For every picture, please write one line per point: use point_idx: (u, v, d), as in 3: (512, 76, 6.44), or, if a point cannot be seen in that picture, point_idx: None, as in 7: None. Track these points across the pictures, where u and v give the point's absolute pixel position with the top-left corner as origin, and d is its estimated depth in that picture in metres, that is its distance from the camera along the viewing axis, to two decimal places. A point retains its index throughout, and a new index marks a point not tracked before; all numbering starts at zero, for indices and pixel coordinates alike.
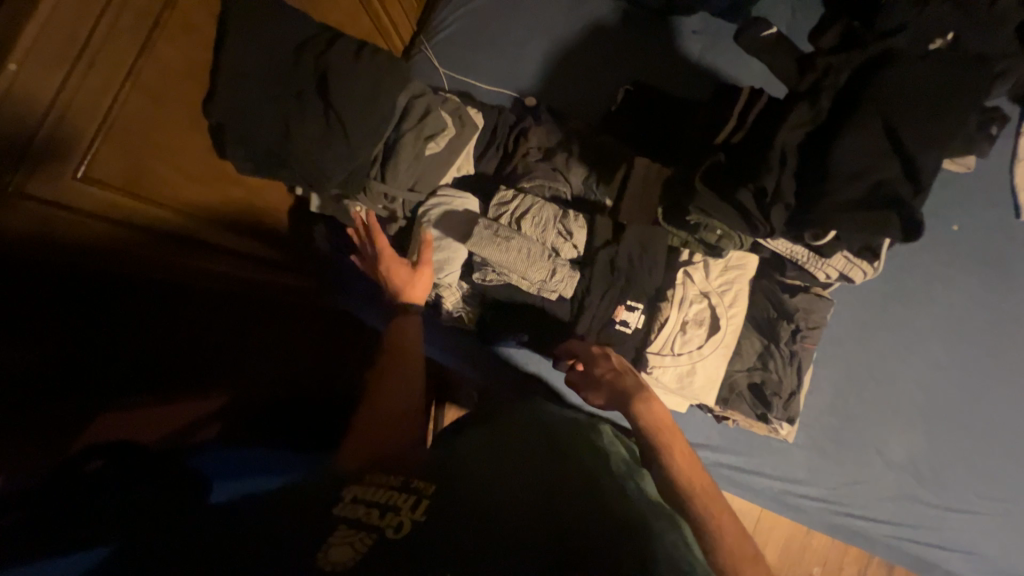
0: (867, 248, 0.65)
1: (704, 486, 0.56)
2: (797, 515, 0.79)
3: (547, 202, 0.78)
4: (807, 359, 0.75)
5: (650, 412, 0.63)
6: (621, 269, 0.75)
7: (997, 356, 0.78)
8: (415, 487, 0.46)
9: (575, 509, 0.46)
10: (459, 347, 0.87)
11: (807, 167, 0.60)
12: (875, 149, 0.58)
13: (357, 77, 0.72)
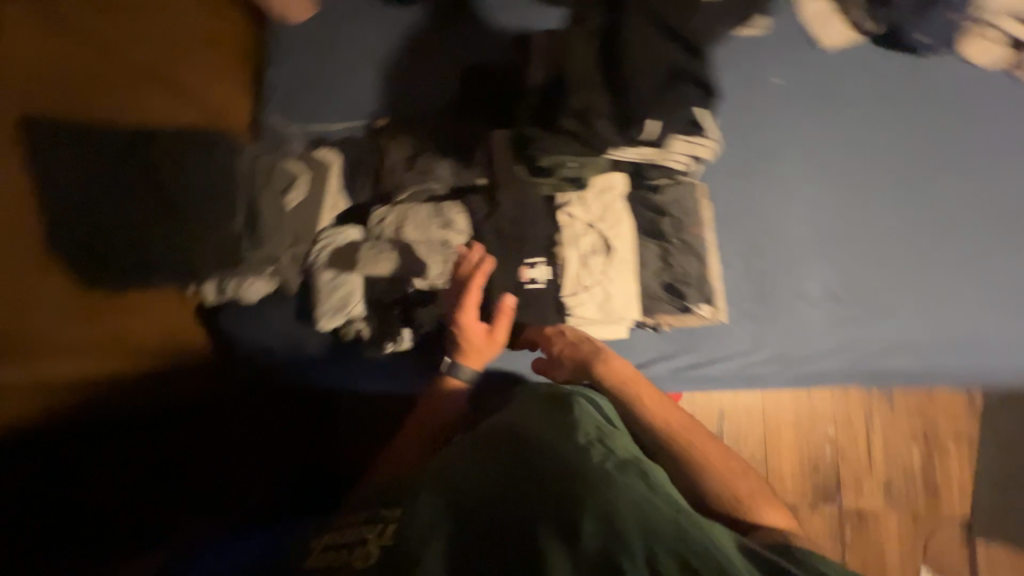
0: (692, 122, 0.68)
1: (671, 421, 0.66)
2: (761, 383, 0.83)
3: (422, 204, 0.82)
4: (703, 243, 0.78)
5: (609, 369, 0.71)
6: (508, 233, 0.79)
7: (855, 169, 0.85)
8: (381, 515, 0.50)
9: (576, 488, 0.47)
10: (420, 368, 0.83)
11: (606, 79, 0.66)
12: (648, 41, 0.66)
13: (196, 163, 0.76)
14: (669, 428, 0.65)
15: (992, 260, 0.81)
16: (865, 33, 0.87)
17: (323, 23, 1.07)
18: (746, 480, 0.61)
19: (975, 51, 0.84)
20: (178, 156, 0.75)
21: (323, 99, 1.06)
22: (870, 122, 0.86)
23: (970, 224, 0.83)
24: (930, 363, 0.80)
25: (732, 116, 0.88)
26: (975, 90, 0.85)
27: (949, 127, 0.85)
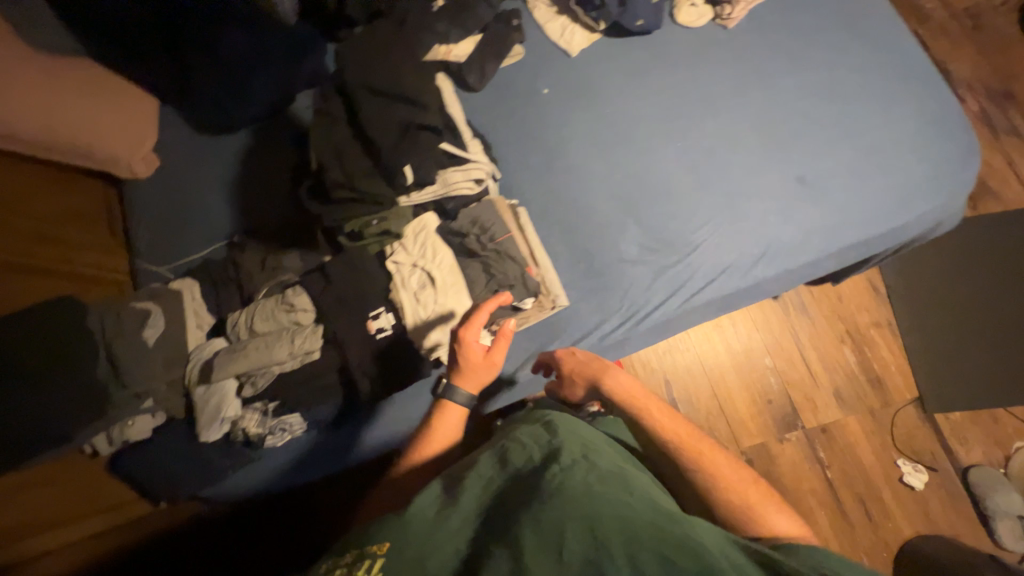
0: (452, 156, 0.84)
1: (686, 435, 0.70)
2: (617, 344, 0.90)
3: (269, 297, 0.90)
4: (514, 246, 0.88)
5: (619, 383, 0.76)
6: (345, 297, 0.86)
7: (633, 135, 0.96)
8: (363, 551, 0.47)
9: (559, 505, 0.48)
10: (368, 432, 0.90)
11: (363, 147, 0.80)
12: (377, 106, 0.79)
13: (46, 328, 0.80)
14: (675, 439, 0.69)
15: (769, 165, 0.89)
16: (598, 32, 1.01)
17: (172, 174, 1.21)
18: (757, 491, 0.64)
19: (683, 15, 0.98)
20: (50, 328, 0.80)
21: (185, 235, 1.16)
22: (629, 93, 0.98)
23: (740, 141, 0.91)
24: (747, 278, 0.88)
25: (516, 133, 1.02)
26: (698, 40, 0.98)
27: (694, 71, 0.96)
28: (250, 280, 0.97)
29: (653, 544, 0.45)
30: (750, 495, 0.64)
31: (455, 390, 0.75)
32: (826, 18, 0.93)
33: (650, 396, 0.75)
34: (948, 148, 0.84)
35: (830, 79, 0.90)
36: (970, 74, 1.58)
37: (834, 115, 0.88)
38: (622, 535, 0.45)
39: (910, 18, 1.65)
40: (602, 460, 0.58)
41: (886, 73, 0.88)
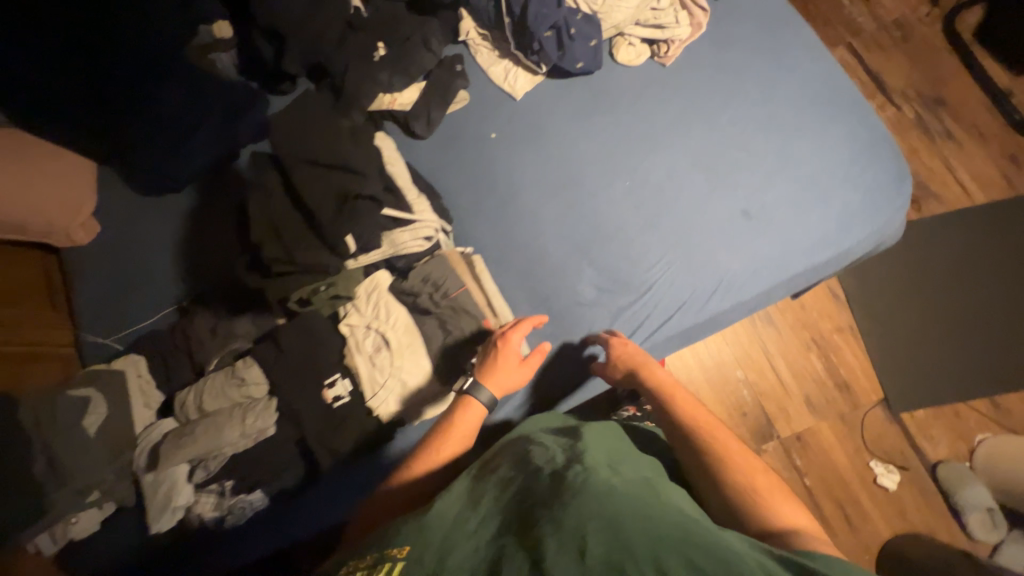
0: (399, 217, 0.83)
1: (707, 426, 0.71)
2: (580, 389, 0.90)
3: (219, 371, 0.86)
4: (469, 300, 0.87)
5: (652, 374, 0.80)
6: (298, 365, 0.83)
7: (582, 176, 0.97)
8: (389, 554, 0.51)
9: (584, 508, 0.50)
10: (334, 500, 0.85)
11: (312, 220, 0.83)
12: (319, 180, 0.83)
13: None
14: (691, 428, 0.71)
15: (713, 199, 0.91)
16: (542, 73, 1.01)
17: (113, 237, 1.16)
18: (764, 478, 0.66)
19: (622, 54, 0.99)
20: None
21: (133, 303, 1.11)
22: (574, 135, 0.99)
23: (686, 176, 0.93)
24: (701, 314, 0.89)
25: (466, 178, 1.01)
26: (638, 79, 1.00)
27: (635, 110, 0.98)
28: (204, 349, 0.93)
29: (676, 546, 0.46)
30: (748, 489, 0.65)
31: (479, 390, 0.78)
32: (757, 52, 0.95)
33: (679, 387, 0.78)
34: (880, 173, 0.87)
35: (765, 113, 0.92)
36: (902, 83, 1.67)
37: (770, 148, 0.91)
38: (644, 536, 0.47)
39: (844, 32, 1.73)
40: (632, 470, 0.61)
41: (816, 103, 0.91)
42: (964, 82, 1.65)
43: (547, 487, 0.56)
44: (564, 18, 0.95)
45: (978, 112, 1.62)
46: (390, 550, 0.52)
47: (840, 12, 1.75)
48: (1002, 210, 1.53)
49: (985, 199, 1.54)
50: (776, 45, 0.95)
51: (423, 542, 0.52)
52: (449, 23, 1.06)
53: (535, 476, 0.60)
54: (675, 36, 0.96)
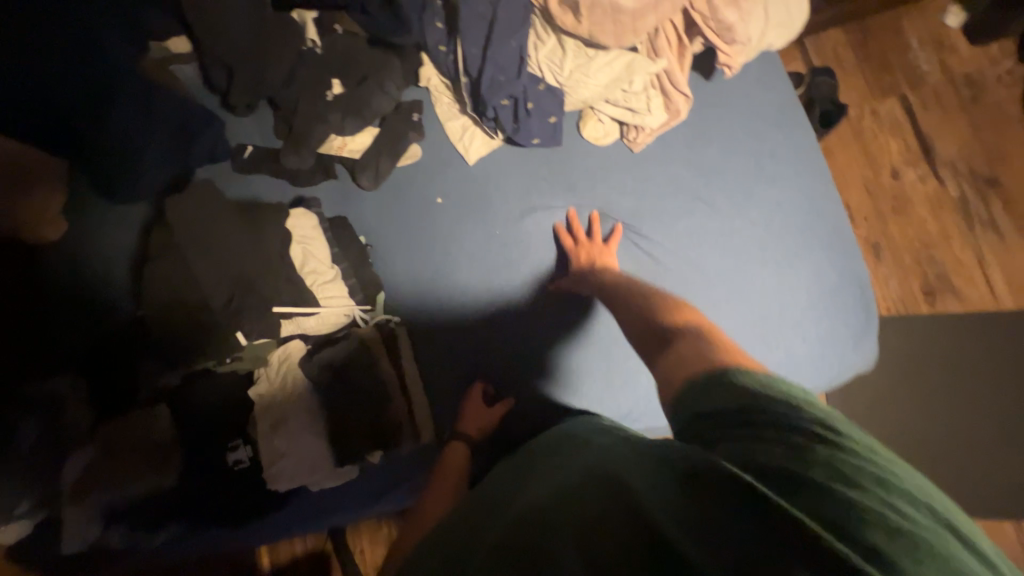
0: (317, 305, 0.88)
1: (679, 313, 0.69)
2: None
3: (132, 415, 0.88)
4: (375, 385, 0.88)
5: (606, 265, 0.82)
6: (208, 423, 0.88)
7: (517, 265, 0.92)
8: None
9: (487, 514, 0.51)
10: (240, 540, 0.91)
11: (230, 288, 0.83)
12: (236, 257, 0.85)
13: None
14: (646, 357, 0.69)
15: None
16: (498, 140, 0.94)
17: None
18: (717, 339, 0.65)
19: (588, 129, 0.87)
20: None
21: None
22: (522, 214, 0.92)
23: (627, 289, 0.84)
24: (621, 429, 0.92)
25: (404, 241, 0.95)
26: (601, 161, 0.89)
27: (592, 197, 0.89)
28: (119, 392, 0.92)
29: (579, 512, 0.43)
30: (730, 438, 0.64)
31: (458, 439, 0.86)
32: (739, 155, 0.84)
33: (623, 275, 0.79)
34: (840, 320, 0.78)
35: (729, 228, 0.82)
36: (955, 152, 1.44)
37: (725, 270, 0.81)
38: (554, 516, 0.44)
39: (902, 81, 1.49)
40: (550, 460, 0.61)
41: (788, 226, 0.81)
42: None
43: (482, 512, 0.52)
44: (523, 88, 0.84)
45: None
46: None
47: (904, 55, 1.50)
48: None
49: (1013, 304, 1.37)
50: (762, 149, 0.83)
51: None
52: (411, 64, 0.97)
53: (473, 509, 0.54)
54: (645, 123, 0.85)
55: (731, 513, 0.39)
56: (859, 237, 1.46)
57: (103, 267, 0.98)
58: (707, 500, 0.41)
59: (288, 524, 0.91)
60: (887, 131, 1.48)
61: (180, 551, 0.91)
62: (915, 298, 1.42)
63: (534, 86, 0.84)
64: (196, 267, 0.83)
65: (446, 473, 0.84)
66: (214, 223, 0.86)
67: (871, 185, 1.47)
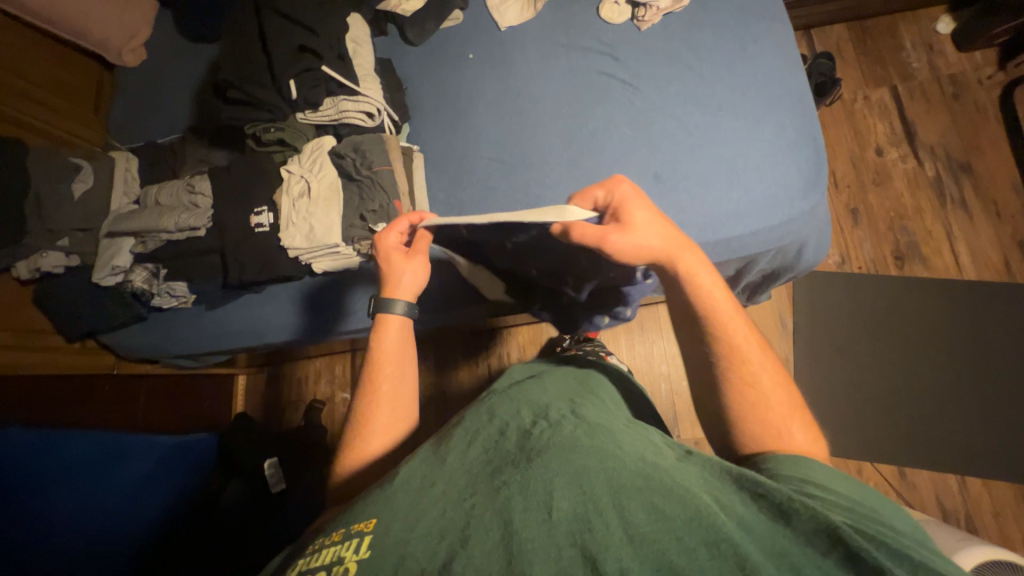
0: (346, 93, 0.95)
1: (744, 355, 0.66)
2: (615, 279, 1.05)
3: (181, 180, 1.04)
4: (388, 179, 0.97)
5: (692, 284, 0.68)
6: (235, 190, 0.99)
7: (521, 115, 1.06)
8: (356, 528, 0.54)
9: (558, 468, 0.53)
10: (261, 309, 1.08)
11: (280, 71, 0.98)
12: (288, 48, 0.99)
13: (36, 157, 1.04)
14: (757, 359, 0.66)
15: (632, 159, 0.97)
16: (529, 13, 1.11)
17: (153, 65, 1.36)
18: (779, 393, 0.64)
19: (606, 10, 1.05)
20: (43, 166, 1.03)
21: (149, 123, 1.31)
22: (536, 72, 1.07)
23: (617, 135, 0.99)
24: None
25: (434, 85, 1.12)
26: (613, 35, 1.05)
27: (600, 61, 1.04)
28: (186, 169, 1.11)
29: (641, 496, 0.49)
30: (773, 411, 0.63)
31: (393, 304, 0.81)
32: (726, 37, 0.98)
33: (716, 290, 0.68)
34: (792, 175, 0.90)
35: (711, 93, 0.96)
36: (934, 139, 1.59)
37: (702, 125, 0.95)
38: (608, 491, 0.50)
39: (892, 74, 1.66)
40: (620, 440, 0.60)
41: (762, 93, 0.94)
42: (1002, 155, 1.54)
43: (512, 445, 0.60)
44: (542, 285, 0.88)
45: (1003, 189, 1.52)
46: (355, 526, 0.54)
47: (897, 53, 1.67)
48: (984, 293, 1.46)
49: (974, 277, 1.47)
50: (745, 35, 0.98)
51: (389, 509, 0.55)
52: None
53: (500, 435, 0.63)
54: (654, 3, 1.01)
55: (753, 534, 0.45)
56: (840, 202, 1.60)
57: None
58: (748, 522, 0.46)
59: (303, 299, 1.06)
60: (875, 115, 1.64)
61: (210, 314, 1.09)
62: (886, 261, 1.53)
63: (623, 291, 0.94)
64: (250, 45, 0.97)
65: (388, 362, 0.79)
66: (280, 2, 0.96)
67: (856, 159, 1.62)
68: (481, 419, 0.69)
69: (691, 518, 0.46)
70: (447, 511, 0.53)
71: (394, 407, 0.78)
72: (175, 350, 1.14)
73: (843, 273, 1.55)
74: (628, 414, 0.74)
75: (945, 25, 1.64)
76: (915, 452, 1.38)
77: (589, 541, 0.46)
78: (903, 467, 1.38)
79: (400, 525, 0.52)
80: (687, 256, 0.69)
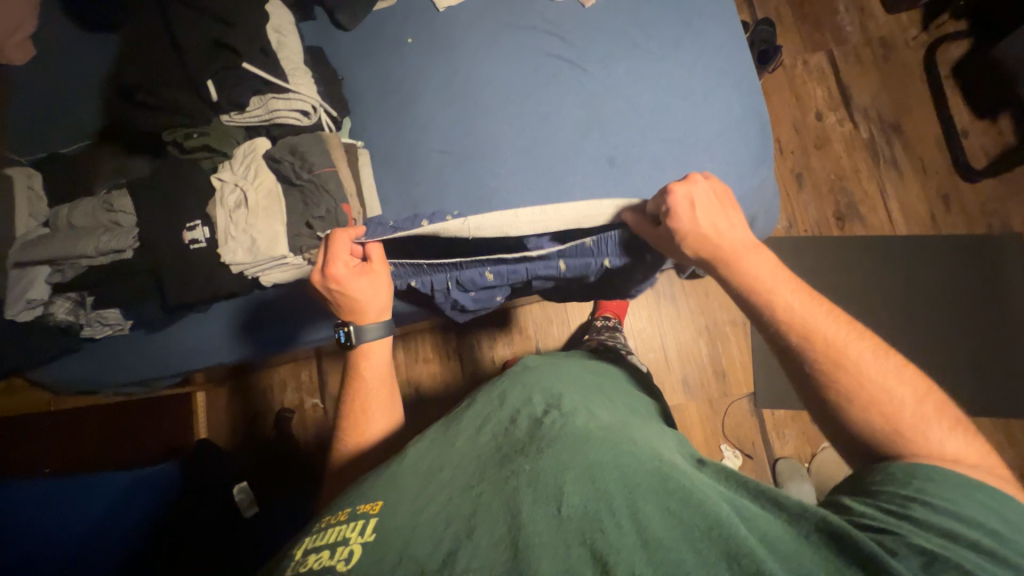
0: (275, 91, 0.87)
1: (832, 346, 0.65)
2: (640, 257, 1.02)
3: (96, 196, 0.94)
4: (333, 181, 0.91)
5: (741, 275, 0.73)
6: (161, 204, 0.90)
7: (472, 102, 1.01)
8: (360, 512, 0.54)
9: (577, 465, 0.54)
10: (213, 328, 1.02)
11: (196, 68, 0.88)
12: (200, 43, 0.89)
13: None
14: (851, 348, 0.65)
15: (586, 145, 0.96)
16: None
17: (48, 62, 1.19)
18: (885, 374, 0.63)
19: None
20: None
21: (52, 131, 1.16)
22: (482, 55, 1.02)
23: (568, 121, 0.97)
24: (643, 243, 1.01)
25: (373, 74, 1.05)
26: (557, 13, 1.00)
27: (546, 42, 1.00)
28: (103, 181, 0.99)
29: (655, 497, 0.50)
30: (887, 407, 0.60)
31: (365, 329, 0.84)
32: (670, 12, 0.97)
33: (778, 285, 0.71)
34: (741, 150, 0.91)
35: (660, 70, 0.95)
36: (868, 101, 1.66)
37: (652, 105, 0.94)
38: (621, 487, 0.51)
39: (829, 38, 1.70)
40: (639, 441, 0.61)
41: (708, 70, 0.94)
42: (928, 113, 1.63)
43: (522, 435, 0.62)
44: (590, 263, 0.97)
45: (930, 146, 1.61)
46: (359, 509, 0.55)
47: (832, 16, 1.71)
48: (914, 247, 1.57)
49: (905, 232, 1.58)
50: (691, 8, 0.96)
51: (396, 498, 0.56)
52: None
53: (512, 424, 0.65)
54: None
55: (771, 545, 0.46)
56: (786, 168, 1.66)
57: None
58: (772, 538, 0.46)
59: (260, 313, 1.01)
60: (814, 79, 1.69)
61: (155, 337, 1.02)
62: (829, 221, 1.62)
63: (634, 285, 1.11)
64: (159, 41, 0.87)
65: (376, 375, 0.84)
66: None
67: (798, 124, 1.68)
68: (492, 407, 0.71)
69: (710, 528, 0.46)
70: (454, 498, 0.54)
71: (376, 421, 0.83)
72: (118, 380, 1.06)
73: (791, 236, 1.62)
74: (637, 412, 0.77)
75: None
76: None
77: (598, 541, 0.46)
78: None
79: (407, 512, 0.53)
80: (753, 262, 0.73)
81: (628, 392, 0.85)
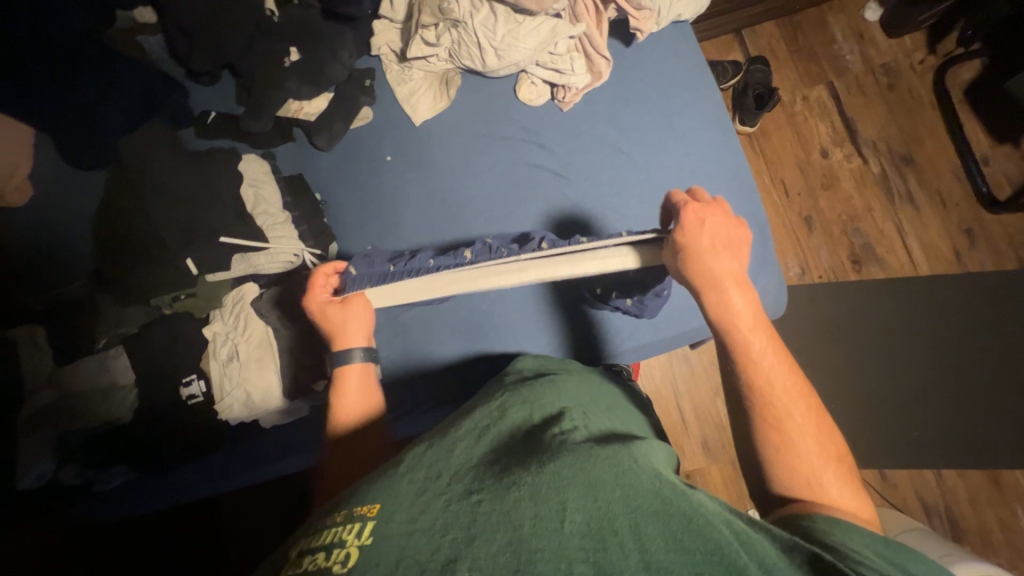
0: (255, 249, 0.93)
1: (773, 398, 0.66)
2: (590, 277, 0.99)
3: (93, 353, 0.93)
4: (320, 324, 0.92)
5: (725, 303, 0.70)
6: (155, 364, 0.91)
7: (454, 211, 0.99)
8: (357, 511, 0.47)
9: (580, 476, 0.48)
10: (221, 468, 0.96)
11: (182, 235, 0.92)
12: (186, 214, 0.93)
13: None
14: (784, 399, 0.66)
15: None
16: (444, 102, 1.02)
17: None
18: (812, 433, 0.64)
19: (523, 92, 0.99)
20: None
21: None
22: (461, 167, 1.00)
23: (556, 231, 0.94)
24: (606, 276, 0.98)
25: (356, 193, 1.04)
26: (536, 120, 0.99)
27: (528, 149, 0.98)
28: (76, 339, 0.94)
29: (657, 518, 0.45)
30: (805, 464, 0.62)
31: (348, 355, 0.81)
32: (652, 112, 0.95)
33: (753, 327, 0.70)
34: None
35: (645, 177, 0.93)
36: (875, 133, 1.58)
37: (640, 213, 0.92)
38: (623, 507, 0.45)
39: (828, 70, 1.62)
40: (643, 450, 0.55)
41: (694, 173, 0.92)
42: (941, 143, 1.54)
43: (518, 448, 0.55)
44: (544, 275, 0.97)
45: (946, 177, 1.53)
46: (355, 508, 0.47)
47: (829, 46, 1.63)
48: (940, 288, 1.48)
49: (927, 272, 1.49)
50: (673, 108, 0.95)
51: (394, 497, 0.48)
52: (362, 35, 1.06)
53: (507, 436, 0.58)
54: (571, 83, 0.95)
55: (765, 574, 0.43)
56: (793, 211, 1.58)
57: (79, 224, 1.04)
58: (770, 564, 0.44)
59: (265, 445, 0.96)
60: (816, 115, 1.61)
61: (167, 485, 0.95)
62: (844, 265, 1.53)
63: (656, 302, 0.95)
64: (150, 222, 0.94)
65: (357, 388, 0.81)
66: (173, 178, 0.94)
67: (803, 163, 1.60)
68: (491, 419, 0.61)
69: (710, 551, 0.43)
70: (451, 504, 0.47)
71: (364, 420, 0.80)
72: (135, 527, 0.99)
73: (806, 283, 1.54)
74: (613, 412, 0.72)
75: (872, 13, 1.61)
76: (892, 453, 1.39)
77: (601, 559, 0.41)
78: (882, 467, 1.39)
79: (403, 514, 0.46)
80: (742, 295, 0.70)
81: (627, 410, 0.76)
